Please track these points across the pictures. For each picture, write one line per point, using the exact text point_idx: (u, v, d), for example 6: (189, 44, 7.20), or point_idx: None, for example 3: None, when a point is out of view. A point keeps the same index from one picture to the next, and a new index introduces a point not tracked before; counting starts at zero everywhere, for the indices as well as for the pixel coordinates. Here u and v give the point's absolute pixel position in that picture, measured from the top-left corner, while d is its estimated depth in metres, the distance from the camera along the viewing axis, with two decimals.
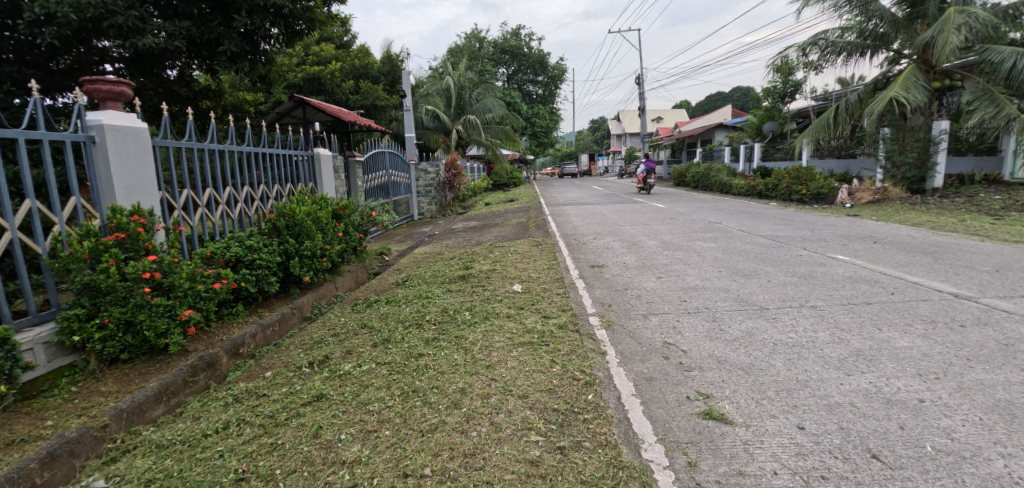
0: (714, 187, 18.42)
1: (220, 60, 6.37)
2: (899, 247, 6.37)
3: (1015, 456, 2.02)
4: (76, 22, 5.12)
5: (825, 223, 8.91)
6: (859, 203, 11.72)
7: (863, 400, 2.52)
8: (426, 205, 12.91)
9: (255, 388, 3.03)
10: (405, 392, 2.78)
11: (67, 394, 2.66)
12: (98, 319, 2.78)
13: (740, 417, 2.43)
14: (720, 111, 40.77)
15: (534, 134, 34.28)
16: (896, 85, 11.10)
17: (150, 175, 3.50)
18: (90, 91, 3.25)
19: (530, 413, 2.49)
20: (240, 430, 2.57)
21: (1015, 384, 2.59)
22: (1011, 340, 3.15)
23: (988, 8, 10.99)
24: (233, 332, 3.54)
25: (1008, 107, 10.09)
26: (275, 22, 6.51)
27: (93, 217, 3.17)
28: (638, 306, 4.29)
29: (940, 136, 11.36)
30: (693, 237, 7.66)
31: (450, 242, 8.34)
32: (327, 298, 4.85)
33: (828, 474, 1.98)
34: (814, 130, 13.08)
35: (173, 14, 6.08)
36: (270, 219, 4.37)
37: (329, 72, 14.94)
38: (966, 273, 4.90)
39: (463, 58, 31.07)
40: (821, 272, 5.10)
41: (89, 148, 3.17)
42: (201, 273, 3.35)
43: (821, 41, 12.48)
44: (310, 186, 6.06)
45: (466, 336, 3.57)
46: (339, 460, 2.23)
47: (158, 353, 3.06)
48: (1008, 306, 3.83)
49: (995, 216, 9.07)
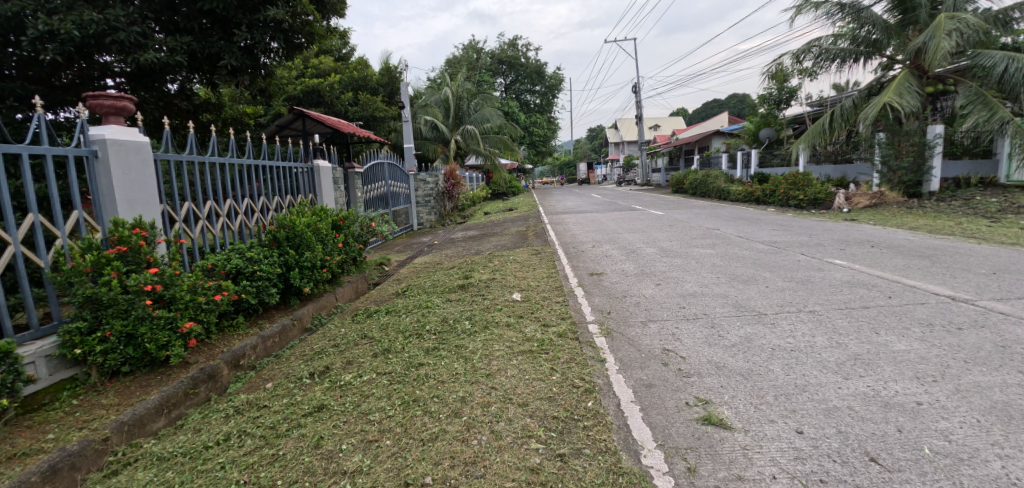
0: (713, 194, 18.46)
1: (220, 74, 6.45)
2: (897, 251, 6.40)
3: (1012, 457, 2.03)
4: (79, 38, 5.21)
5: (823, 228, 8.95)
6: (856, 208, 11.79)
7: (860, 404, 2.53)
8: (425, 215, 12.95)
9: (256, 399, 3.03)
10: (406, 401, 2.79)
11: (69, 407, 2.68)
12: (100, 332, 2.80)
13: (738, 422, 2.44)
14: (719, 118, 41.02)
15: (532, 143, 34.01)
16: (890, 91, 11.13)
17: (152, 188, 3.53)
18: (92, 106, 3.28)
19: (529, 421, 2.50)
20: (242, 441, 2.58)
21: (1012, 385, 2.61)
22: (1007, 342, 3.17)
23: (980, 14, 11.08)
24: (233, 344, 3.55)
25: (1001, 110, 10.13)
26: (275, 36, 6.57)
27: (95, 230, 3.20)
28: (637, 312, 4.32)
29: (935, 140, 11.38)
30: (692, 243, 7.70)
31: (450, 252, 8.37)
32: (327, 309, 4.86)
33: (827, 478, 1.99)
34: (810, 135, 13.12)
35: (175, 29, 6.17)
36: (270, 230, 4.40)
37: (328, 84, 15.08)
38: (963, 276, 4.91)
39: (462, 68, 31.47)
40: (818, 277, 5.13)
41: (91, 161, 3.20)
42: (202, 285, 3.39)
43: (814, 48, 12.62)
44: (309, 197, 6.09)
45: (466, 345, 3.58)
46: (341, 470, 2.23)
47: (159, 365, 3.07)
48: (1005, 308, 3.85)
49: (992, 220, 9.10)
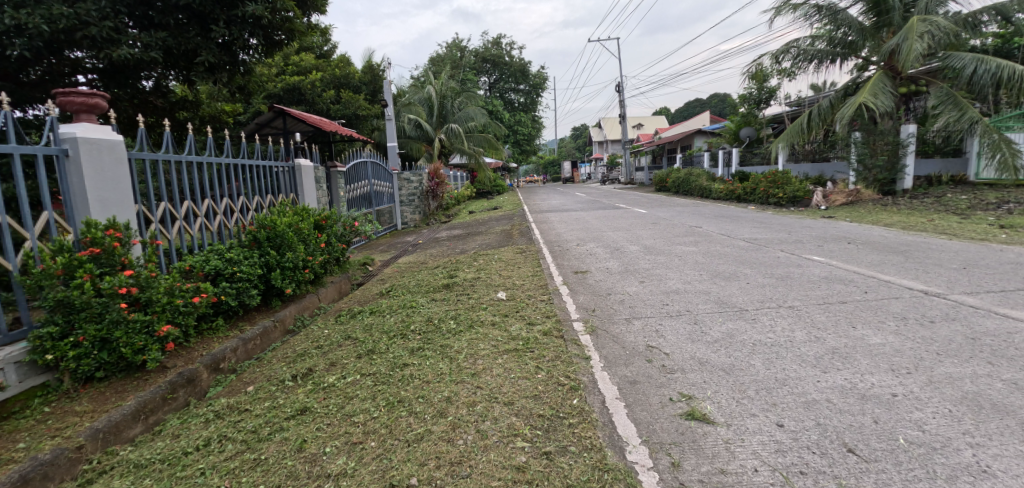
0: (695, 192, 18.70)
1: (197, 71, 6.32)
2: (872, 247, 6.55)
3: (982, 445, 2.10)
4: (48, 33, 5.07)
5: (801, 224, 9.13)
6: (833, 205, 12.07)
7: (838, 396, 2.59)
8: (410, 214, 12.89)
9: (237, 403, 2.98)
10: (391, 402, 2.77)
11: (41, 415, 2.60)
12: (73, 336, 2.73)
13: (721, 416, 2.48)
14: (701, 117, 41.51)
15: (516, 142, 34.02)
16: (866, 91, 11.37)
17: (126, 188, 3.44)
18: (63, 103, 3.18)
19: (515, 420, 2.50)
20: (223, 446, 2.54)
21: (982, 376, 2.69)
22: (977, 334, 3.27)
23: (950, 17, 11.40)
24: (213, 347, 3.49)
25: (970, 110, 10.44)
26: (254, 32, 6.46)
27: (66, 232, 3.11)
28: (622, 310, 4.35)
29: (909, 139, 11.69)
30: (674, 241, 7.79)
31: (435, 251, 8.34)
32: (310, 310, 4.80)
33: (806, 469, 2.03)
34: (789, 135, 13.36)
35: (149, 24, 6.02)
36: (250, 231, 4.33)
37: (309, 82, 14.89)
38: (935, 271, 5.05)
39: (446, 67, 31.36)
40: (797, 273, 5.23)
41: (61, 160, 3.11)
42: (179, 287, 3.32)
43: (793, 49, 12.84)
44: (291, 196, 6.00)
45: (451, 345, 3.56)
46: (324, 473, 2.21)
47: (136, 370, 3.00)
48: (975, 301, 3.97)
49: (962, 216, 9.38)
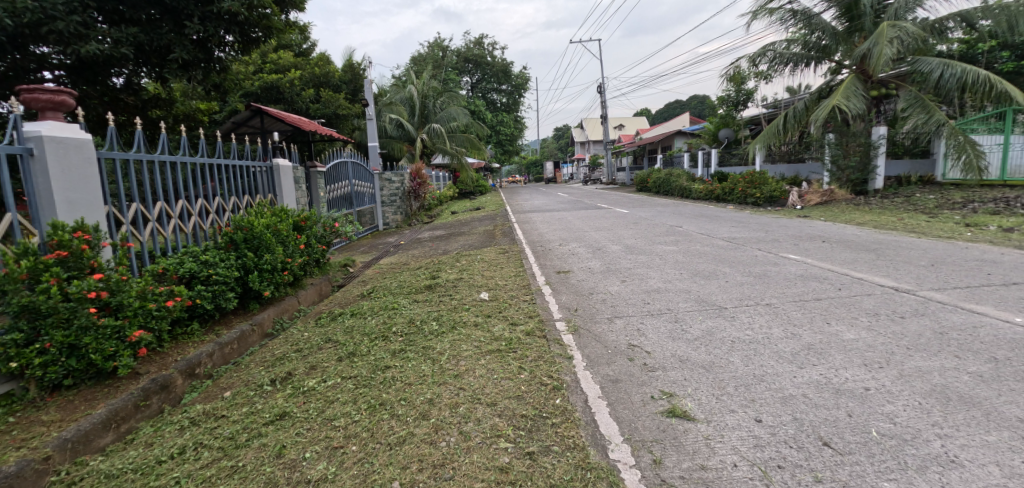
0: (675, 192, 18.93)
1: (171, 68, 6.17)
2: (846, 246, 6.71)
3: (950, 436, 2.16)
4: (11, 26, 4.91)
5: (778, 224, 9.30)
6: (809, 205, 12.34)
7: (814, 391, 2.64)
8: (391, 215, 12.78)
9: (213, 409, 2.91)
10: (372, 405, 2.74)
11: (5, 425, 2.50)
12: (39, 343, 2.62)
13: (700, 413, 2.51)
14: (681, 119, 42.03)
15: (499, 142, 34.00)
16: (839, 93, 11.65)
17: (96, 188, 3.34)
18: (27, 100, 3.07)
19: (498, 420, 2.50)
20: (198, 453, 2.48)
21: (949, 369, 2.78)
22: (945, 329, 3.38)
23: (918, 23, 11.74)
24: (188, 352, 3.41)
25: (938, 113, 10.78)
26: (230, 29, 6.33)
27: (32, 234, 2.99)
28: (604, 309, 4.37)
29: (880, 141, 12.02)
30: (655, 240, 7.87)
31: (416, 252, 8.27)
32: (289, 313, 4.71)
33: (783, 463, 2.07)
34: (766, 136, 13.60)
35: (119, 19, 5.85)
36: (227, 233, 4.25)
37: (287, 80, 14.66)
38: (905, 268, 5.20)
39: (427, 66, 31.20)
40: (774, 271, 5.33)
41: (26, 160, 2.99)
42: (152, 291, 3.24)
43: (769, 52, 13.09)
44: (269, 197, 5.90)
45: (433, 346, 3.54)
46: (304, 479, 2.17)
47: (106, 377, 2.92)
48: (943, 297, 4.10)
49: (930, 215, 9.68)
